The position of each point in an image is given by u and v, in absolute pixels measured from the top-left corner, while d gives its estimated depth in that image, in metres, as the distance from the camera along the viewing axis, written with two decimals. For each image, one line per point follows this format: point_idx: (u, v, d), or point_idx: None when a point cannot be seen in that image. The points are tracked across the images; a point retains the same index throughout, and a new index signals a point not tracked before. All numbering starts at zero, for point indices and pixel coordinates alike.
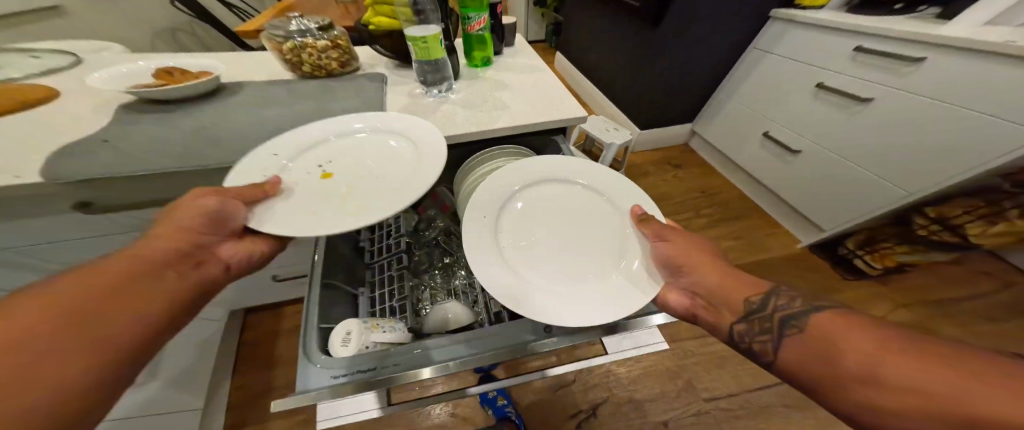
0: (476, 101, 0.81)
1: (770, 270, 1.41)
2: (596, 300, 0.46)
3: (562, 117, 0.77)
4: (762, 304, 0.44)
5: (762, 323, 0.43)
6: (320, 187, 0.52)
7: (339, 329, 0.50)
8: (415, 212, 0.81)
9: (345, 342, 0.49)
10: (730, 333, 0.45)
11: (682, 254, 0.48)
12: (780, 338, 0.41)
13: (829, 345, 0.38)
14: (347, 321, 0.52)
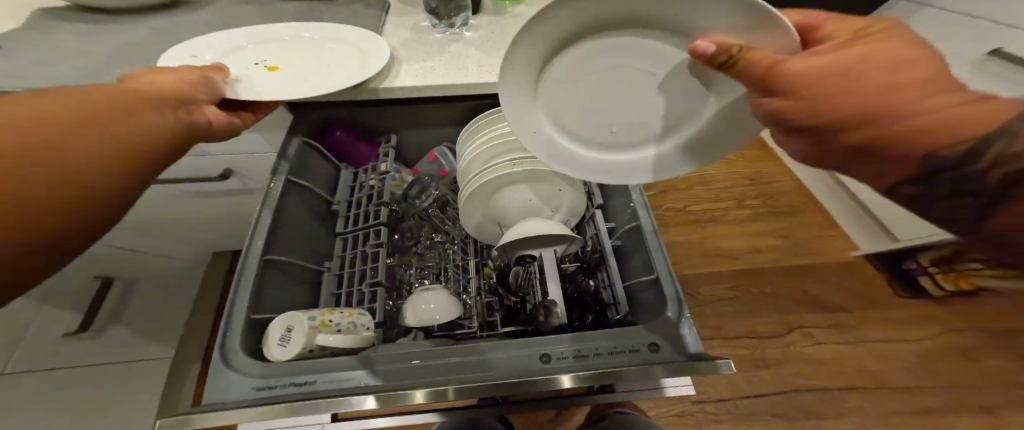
0: (499, 40, 0.61)
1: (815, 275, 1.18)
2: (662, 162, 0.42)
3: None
4: (971, 148, 0.23)
5: (945, 171, 0.24)
6: (266, 83, 0.51)
7: (281, 320, 0.38)
8: (407, 172, 0.66)
9: (285, 338, 0.37)
10: (874, 174, 0.27)
11: (807, 110, 0.25)
12: (974, 179, 0.24)
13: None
14: (286, 313, 0.38)
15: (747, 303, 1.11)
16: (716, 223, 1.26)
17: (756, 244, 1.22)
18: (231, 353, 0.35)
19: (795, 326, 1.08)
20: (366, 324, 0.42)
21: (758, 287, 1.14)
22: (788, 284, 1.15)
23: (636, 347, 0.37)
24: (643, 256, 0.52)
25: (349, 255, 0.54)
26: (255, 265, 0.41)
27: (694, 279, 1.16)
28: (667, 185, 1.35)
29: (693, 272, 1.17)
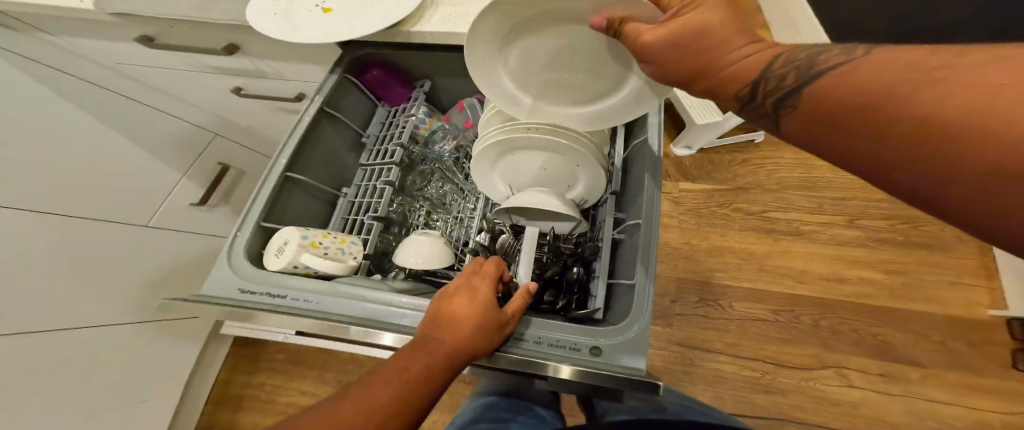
0: None
1: (902, 320, 0.99)
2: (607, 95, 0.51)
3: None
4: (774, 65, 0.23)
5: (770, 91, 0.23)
6: (321, 25, 0.53)
7: (277, 238, 0.45)
8: (438, 118, 0.67)
9: (277, 252, 0.44)
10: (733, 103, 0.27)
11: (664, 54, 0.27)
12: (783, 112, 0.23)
13: (850, 76, 0.19)
14: (288, 227, 0.46)
15: (792, 332, 1.00)
16: (795, 238, 1.10)
17: (840, 272, 1.05)
18: (235, 258, 0.43)
19: (840, 367, 0.96)
20: (352, 255, 0.49)
21: (818, 316, 1.01)
22: (863, 326, 0.99)
23: (577, 348, 0.42)
24: (633, 259, 0.51)
25: (360, 188, 0.59)
26: (273, 182, 0.48)
27: (740, 293, 1.06)
28: (750, 181, 1.16)
29: (744, 284, 1.06)
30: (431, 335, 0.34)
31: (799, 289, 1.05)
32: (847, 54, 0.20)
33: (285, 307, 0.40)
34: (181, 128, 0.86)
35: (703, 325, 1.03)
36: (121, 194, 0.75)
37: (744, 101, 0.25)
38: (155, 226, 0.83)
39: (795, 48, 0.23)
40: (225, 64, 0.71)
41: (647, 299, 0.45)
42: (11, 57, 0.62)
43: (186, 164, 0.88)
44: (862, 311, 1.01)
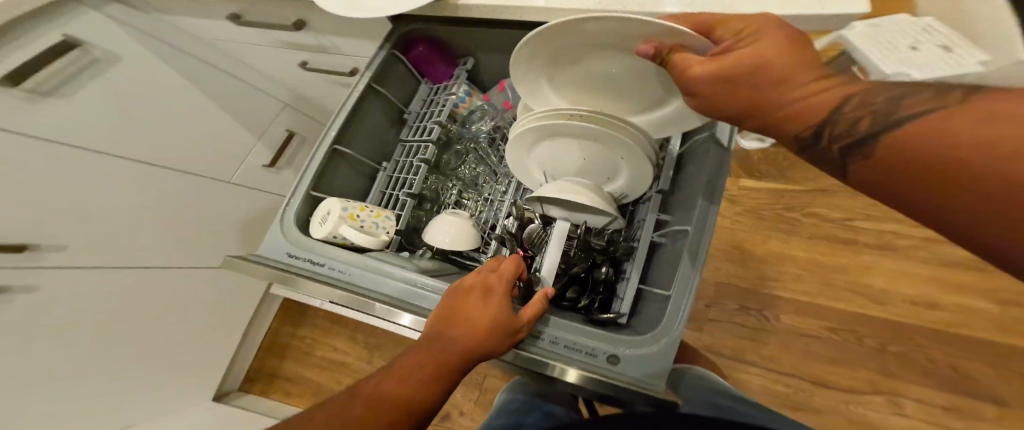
0: None
1: (1004, 361, 0.84)
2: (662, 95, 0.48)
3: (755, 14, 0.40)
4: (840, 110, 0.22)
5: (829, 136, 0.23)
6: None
7: (321, 208, 0.48)
8: (479, 96, 0.66)
9: (320, 221, 0.48)
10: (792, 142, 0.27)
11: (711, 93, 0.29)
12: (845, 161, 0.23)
13: (912, 133, 0.19)
14: (330, 199, 0.49)
15: (846, 353, 0.90)
16: (878, 253, 0.95)
17: (932, 297, 0.90)
18: (283, 223, 0.47)
19: (896, 396, 0.86)
20: (384, 230, 0.51)
21: (892, 342, 0.89)
22: (937, 356, 0.87)
23: (594, 354, 0.40)
24: (672, 269, 0.47)
25: (398, 163, 0.61)
26: (322, 154, 0.50)
27: (793, 305, 0.96)
28: (836, 183, 1.01)
29: (802, 298, 0.96)
30: (441, 333, 0.35)
31: (870, 309, 0.92)
32: (937, 100, 0.19)
33: (321, 275, 0.44)
34: (256, 93, 0.94)
35: (751, 334, 0.96)
36: (207, 152, 0.86)
37: (805, 140, 0.25)
38: (235, 182, 0.94)
39: (866, 90, 0.23)
40: (295, 39, 0.75)
41: (681, 313, 0.42)
42: (131, 32, 0.72)
43: (259, 132, 0.97)
44: (942, 341, 0.87)
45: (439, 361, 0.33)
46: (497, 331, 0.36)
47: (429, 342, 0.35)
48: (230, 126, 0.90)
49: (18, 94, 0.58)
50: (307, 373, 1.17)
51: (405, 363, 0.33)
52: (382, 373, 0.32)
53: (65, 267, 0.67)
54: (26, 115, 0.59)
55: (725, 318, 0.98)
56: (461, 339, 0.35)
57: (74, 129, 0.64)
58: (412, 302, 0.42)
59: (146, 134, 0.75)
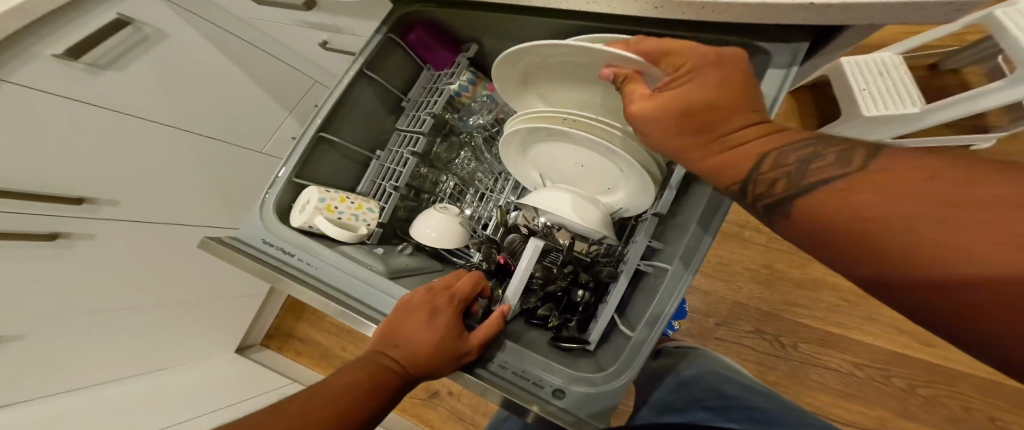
0: None
1: None
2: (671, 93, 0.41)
3: (839, 13, 0.24)
4: (782, 163, 0.26)
5: (769, 183, 0.27)
6: None
7: (302, 197, 0.48)
8: (483, 86, 0.61)
9: (300, 210, 0.48)
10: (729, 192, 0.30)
11: (658, 124, 0.30)
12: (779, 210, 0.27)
13: (847, 196, 0.23)
14: (312, 187, 0.49)
15: (869, 391, 0.83)
16: None
17: None
18: (266, 215, 0.47)
19: None
20: (365, 222, 0.52)
21: (938, 390, 0.80)
22: (975, 405, 0.78)
23: (540, 386, 0.39)
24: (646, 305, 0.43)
25: (392, 153, 0.60)
26: (308, 140, 0.50)
27: (818, 337, 0.88)
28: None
29: (834, 329, 0.88)
30: (382, 353, 0.36)
31: (913, 350, 0.83)
32: (836, 166, 0.24)
33: (294, 267, 0.45)
34: (287, 72, 0.90)
35: (774, 365, 0.90)
36: (242, 123, 0.87)
37: (738, 188, 0.29)
38: (268, 151, 0.98)
39: (789, 145, 0.26)
40: (311, 18, 0.69)
41: (637, 356, 0.40)
42: (181, 12, 0.66)
43: (290, 107, 0.96)
44: (990, 393, 0.78)
45: (374, 378, 0.34)
46: (439, 353, 0.36)
47: (369, 359, 0.35)
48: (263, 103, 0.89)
49: (76, 66, 0.58)
50: (320, 336, 1.35)
51: (340, 377, 0.34)
52: (315, 386, 0.33)
53: (117, 221, 0.73)
54: (80, 86, 0.60)
55: (746, 345, 0.92)
56: (399, 361, 0.35)
57: (125, 99, 0.66)
58: (374, 305, 0.44)
59: (188, 109, 0.75)
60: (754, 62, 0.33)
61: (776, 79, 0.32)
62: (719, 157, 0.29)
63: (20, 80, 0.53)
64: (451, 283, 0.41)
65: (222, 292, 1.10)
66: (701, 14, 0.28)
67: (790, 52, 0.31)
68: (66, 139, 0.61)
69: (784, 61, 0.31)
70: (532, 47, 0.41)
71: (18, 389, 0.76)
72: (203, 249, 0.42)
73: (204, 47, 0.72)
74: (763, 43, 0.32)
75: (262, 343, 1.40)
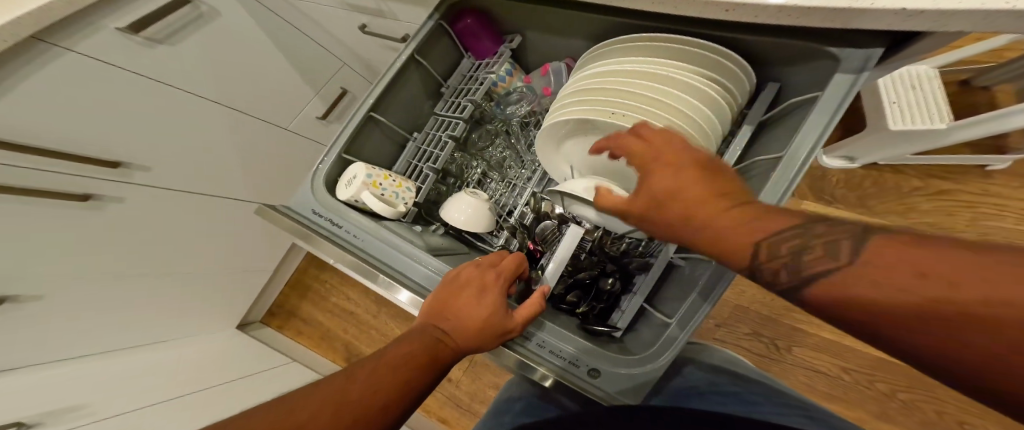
0: None
1: None
2: (716, 93, 0.40)
3: (931, 22, 0.24)
4: (783, 249, 0.23)
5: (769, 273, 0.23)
6: None
7: (349, 171, 0.50)
8: (519, 77, 0.63)
9: (347, 183, 0.50)
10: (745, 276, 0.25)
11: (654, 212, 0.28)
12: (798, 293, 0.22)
13: (839, 285, 0.20)
14: (359, 163, 0.51)
15: (855, 395, 0.87)
16: None
17: None
18: (316, 185, 0.49)
19: None
20: (403, 201, 0.53)
21: (920, 396, 0.84)
22: (950, 411, 0.82)
23: (576, 365, 0.41)
24: (683, 299, 0.43)
25: (429, 136, 0.61)
26: (359, 118, 0.53)
27: (813, 342, 0.92)
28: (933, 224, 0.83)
29: (828, 336, 0.91)
30: (432, 327, 0.38)
31: (902, 358, 0.86)
32: (836, 255, 0.21)
33: (339, 237, 0.47)
34: (321, 54, 0.91)
35: (768, 363, 0.93)
36: (273, 99, 0.88)
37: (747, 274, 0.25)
38: (294, 129, 0.99)
39: (747, 199, 0.26)
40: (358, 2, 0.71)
41: (676, 343, 0.40)
42: None
43: (317, 88, 0.97)
44: (964, 401, 0.83)
45: (427, 351, 0.36)
46: (485, 327, 0.38)
47: (421, 332, 0.37)
48: (294, 81, 0.90)
49: (136, 40, 0.61)
50: (323, 316, 1.36)
51: (396, 348, 0.35)
52: (376, 356, 0.34)
53: (148, 187, 0.75)
54: (138, 59, 0.62)
55: (744, 345, 0.95)
56: (448, 335, 0.37)
57: (173, 71, 0.68)
58: (414, 278, 0.46)
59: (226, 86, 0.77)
60: (825, 67, 0.33)
61: (843, 85, 0.31)
62: (717, 245, 0.25)
63: (83, 51, 0.55)
64: (495, 263, 0.43)
65: (231, 268, 1.10)
66: (778, 17, 0.28)
67: (862, 57, 0.30)
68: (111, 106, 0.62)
69: (855, 67, 0.31)
70: (571, 90, 0.49)
71: (33, 351, 0.76)
72: (259, 214, 0.45)
73: (251, 29, 0.75)
74: (834, 49, 0.32)
75: (263, 321, 1.39)
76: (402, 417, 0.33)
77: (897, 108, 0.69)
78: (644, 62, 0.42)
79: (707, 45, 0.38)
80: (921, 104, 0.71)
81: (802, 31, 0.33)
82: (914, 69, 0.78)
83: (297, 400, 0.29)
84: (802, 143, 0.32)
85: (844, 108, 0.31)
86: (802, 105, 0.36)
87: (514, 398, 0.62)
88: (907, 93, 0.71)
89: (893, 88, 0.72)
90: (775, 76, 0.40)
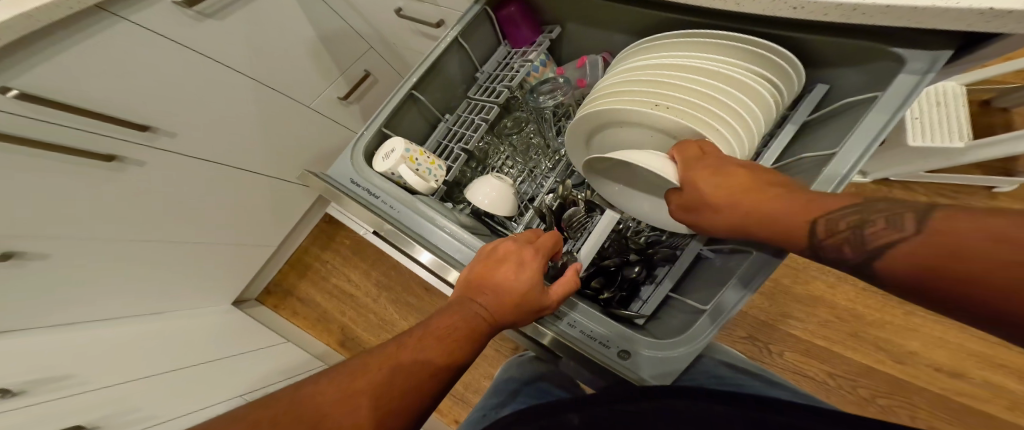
0: None
1: None
2: (765, 90, 0.41)
3: (1016, 23, 0.25)
4: (849, 224, 0.27)
5: (838, 240, 0.27)
6: None
7: (387, 144, 0.51)
8: (552, 69, 0.63)
9: (385, 156, 0.51)
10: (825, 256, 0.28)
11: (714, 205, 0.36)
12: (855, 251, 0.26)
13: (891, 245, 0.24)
14: (397, 137, 0.52)
15: (837, 401, 0.89)
16: (931, 320, 0.89)
17: (960, 368, 0.86)
18: (356, 155, 0.51)
19: None
20: (435, 178, 0.53)
21: (906, 406, 0.86)
22: (923, 417, 0.85)
23: (608, 346, 0.42)
24: (714, 290, 0.44)
25: (461, 118, 0.62)
26: (401, 96, 0.54)
27: (803, 347, 0.93)
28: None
29: (818, 342, 0.93)
30: (471, 300, 0.37)
31: (885, 365, 0.89)
32: (895, 227, 0.24)
33: (375, 206, 0.48)
34: (350, 34, 0.92)
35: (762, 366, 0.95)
36: (300, 74, 0.89)
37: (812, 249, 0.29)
38: (316, 108, 0.99)
39: (841, 209, 0.27)
40: None
41: (711, 328, 0.40)
42: None
43: (342, 69, 0.97)
44: (940, 410, 0.85)
45: (469, 324, 0.35)
46: (525, 303, 0.38)
47: (460, 305, 0.37)
48: (324, 63, 0.92)
49: (188, 13, 0.63)
50: (321, 297, 1.35)
51: (439, 321, 0.35)
52: (418, 328, 0.34)
53: (167, 152, 0.75)
54: (185, 30, 0.64)
55: (740, 346, 0.97)
56: (487, 308, 0.37)
57: (210, 42, 0.69)
58: (445, 251, 0.46)
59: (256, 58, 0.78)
60: (889, 67, 0.35)
61: (907, 86, 0.33)
62: (774, 224, 0.31)
63: (136, 19, 0.57)
64: (529, 241, 0.43)
65: (240, 242, 1.08)
66: (849, 16, 0.31)
67: (928, 59, 0.31)
68: (144, 70, 0.63)
69: (921, 68, 0.32)
70: (616, 78, 0.49)
71: (44, 314, 0.74)
72: (302, 177, 0.47)
73: (289, 5, 0.77)
74: (900, 50, 0.33)
75: (258, 299, 1.36)
76: (449, 385, 0.32)
77: (917, 125, 0.75)
78: (694, 56, 0.43)
79: (760, 43, 0.40)
80: (940, 122, 0.76)
81: (864, 34, 0.35)
82: (941, 86, 0.82)
83: (351, 368, 0.29)
84: (860, 140, 0.33)
85: (907, 106, 0.32)
86: (860, 104, 0.37)
87: (517, 378, 0.62)
88: (928, 112, 0.77)
89: (915, 107, 0.78)
90: (824, 79, 0.42)
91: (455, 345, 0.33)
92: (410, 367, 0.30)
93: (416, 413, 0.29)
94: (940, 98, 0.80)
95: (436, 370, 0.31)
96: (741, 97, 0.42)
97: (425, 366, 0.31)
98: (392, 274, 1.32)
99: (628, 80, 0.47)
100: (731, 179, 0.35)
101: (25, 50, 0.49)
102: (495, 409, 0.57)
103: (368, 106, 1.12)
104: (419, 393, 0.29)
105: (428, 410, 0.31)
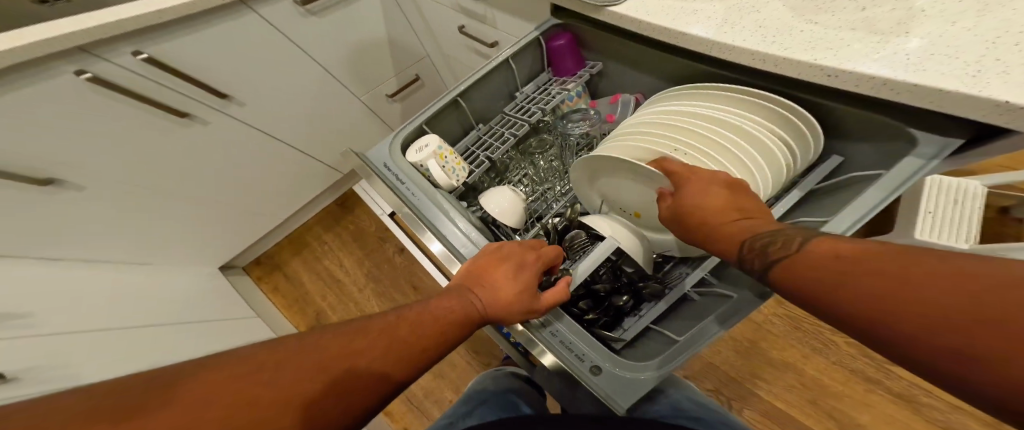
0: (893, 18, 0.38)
1: None
2: (785, 154, 0.44)
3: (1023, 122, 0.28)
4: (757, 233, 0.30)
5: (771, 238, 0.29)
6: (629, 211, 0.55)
7: (423, 138, 0.54)
8: (586, 101, 0.68)
9: (418, 148, 0.53)
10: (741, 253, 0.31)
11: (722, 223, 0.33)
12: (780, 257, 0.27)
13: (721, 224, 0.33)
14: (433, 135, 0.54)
15: None
16: (906, 409, 0.85)
17: None
18: (393, 143, 0.54)
19: None
20: (458, 178, 0.54)
21: None
22: None
23: (583, 359, 0.41)
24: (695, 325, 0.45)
25: (493, 128, 0.65)
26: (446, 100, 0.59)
27: (771, 414, 0.90)
28: None
29: (787, 411, 0.90)
30: (468, 291, 0.38)
31: None
32: (788, 248, 0.27)
33: (398, 190, 0.50)
34: (408, 37, 0.99)
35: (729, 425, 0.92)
36: (351, 62, 0.95)
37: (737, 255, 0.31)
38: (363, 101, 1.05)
39: (767, 231, 0.30)
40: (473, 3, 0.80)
41: (683, 357, 0.39)
42: None
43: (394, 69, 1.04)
44: None
45: (462, 311, 0.36)
46: (518, 304, 0.38)
47: (458, 294, 0.37)
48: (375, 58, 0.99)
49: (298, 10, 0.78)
50: (309, 276, 1.34)
51: (434, 304, 0.35)
52: (416, 306, 0.35)
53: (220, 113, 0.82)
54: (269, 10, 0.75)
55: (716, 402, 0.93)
56: (483, 303, 0.37)
57: (289, 25, 0.79)
58: (452, 243, 0.47)
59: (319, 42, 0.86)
60: (904, 148, 0.38)
61: (912, 166, 0.35)
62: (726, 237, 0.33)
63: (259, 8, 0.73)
64: (529, 247, 0.43)
65: (246, 211, 1.07)
66: (877, 90, 0.34)
67: (938, 146, 0.34)
68: (225, 38, 0.72)
69: (928, 153, 0.35)
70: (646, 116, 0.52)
71: (51, 242, 0.75)
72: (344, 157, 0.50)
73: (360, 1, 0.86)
74: (915, 131, 0.36)
75: (244, 268, 1.35)
76: (430, 367, 0.32)
77: (928, 221, 0.77)
78: (726, 108, 0.47)
79: (791, 108, 0.42)
80: (951, 220, 0.78)
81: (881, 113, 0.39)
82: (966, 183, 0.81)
83: (348, 328, 0.30)
84: (860, 206, 0.35)
85: (910, 186, 0.35)
86: (868, 179, 0.40)
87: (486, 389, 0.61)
88: (944, 208, 0.77)
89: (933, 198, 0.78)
90: (840, 151, 0.45)
91: (444, 330, 0.33)
92: (398, 339, 0.30)
93: (398, 386, 0.29)
94: (958, 196, 0.79)
95: (423, 349, 0.31)
96: (757, 159, 0.44)
97: (413, 340, 0.31)
98: (385, 267, 1.32)
99: (664, 120, 0.49)
100: (713, 197, 0.35)
101: (164, 26, 0.64)
102: (459, 416, 0.56)
103: (410, 105, 1.17)
104: (402, 365, 0.30)
105: (410, 385, 0.31)
